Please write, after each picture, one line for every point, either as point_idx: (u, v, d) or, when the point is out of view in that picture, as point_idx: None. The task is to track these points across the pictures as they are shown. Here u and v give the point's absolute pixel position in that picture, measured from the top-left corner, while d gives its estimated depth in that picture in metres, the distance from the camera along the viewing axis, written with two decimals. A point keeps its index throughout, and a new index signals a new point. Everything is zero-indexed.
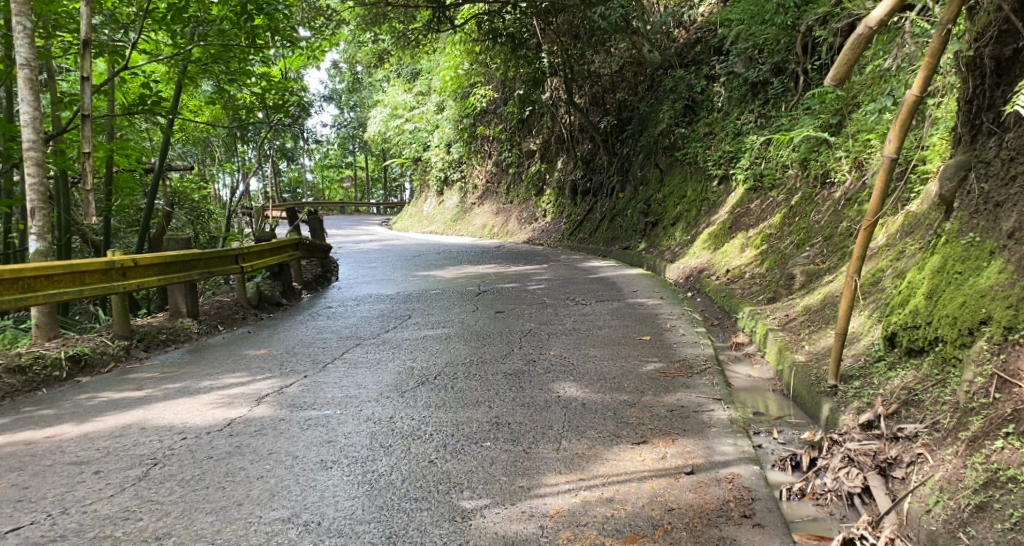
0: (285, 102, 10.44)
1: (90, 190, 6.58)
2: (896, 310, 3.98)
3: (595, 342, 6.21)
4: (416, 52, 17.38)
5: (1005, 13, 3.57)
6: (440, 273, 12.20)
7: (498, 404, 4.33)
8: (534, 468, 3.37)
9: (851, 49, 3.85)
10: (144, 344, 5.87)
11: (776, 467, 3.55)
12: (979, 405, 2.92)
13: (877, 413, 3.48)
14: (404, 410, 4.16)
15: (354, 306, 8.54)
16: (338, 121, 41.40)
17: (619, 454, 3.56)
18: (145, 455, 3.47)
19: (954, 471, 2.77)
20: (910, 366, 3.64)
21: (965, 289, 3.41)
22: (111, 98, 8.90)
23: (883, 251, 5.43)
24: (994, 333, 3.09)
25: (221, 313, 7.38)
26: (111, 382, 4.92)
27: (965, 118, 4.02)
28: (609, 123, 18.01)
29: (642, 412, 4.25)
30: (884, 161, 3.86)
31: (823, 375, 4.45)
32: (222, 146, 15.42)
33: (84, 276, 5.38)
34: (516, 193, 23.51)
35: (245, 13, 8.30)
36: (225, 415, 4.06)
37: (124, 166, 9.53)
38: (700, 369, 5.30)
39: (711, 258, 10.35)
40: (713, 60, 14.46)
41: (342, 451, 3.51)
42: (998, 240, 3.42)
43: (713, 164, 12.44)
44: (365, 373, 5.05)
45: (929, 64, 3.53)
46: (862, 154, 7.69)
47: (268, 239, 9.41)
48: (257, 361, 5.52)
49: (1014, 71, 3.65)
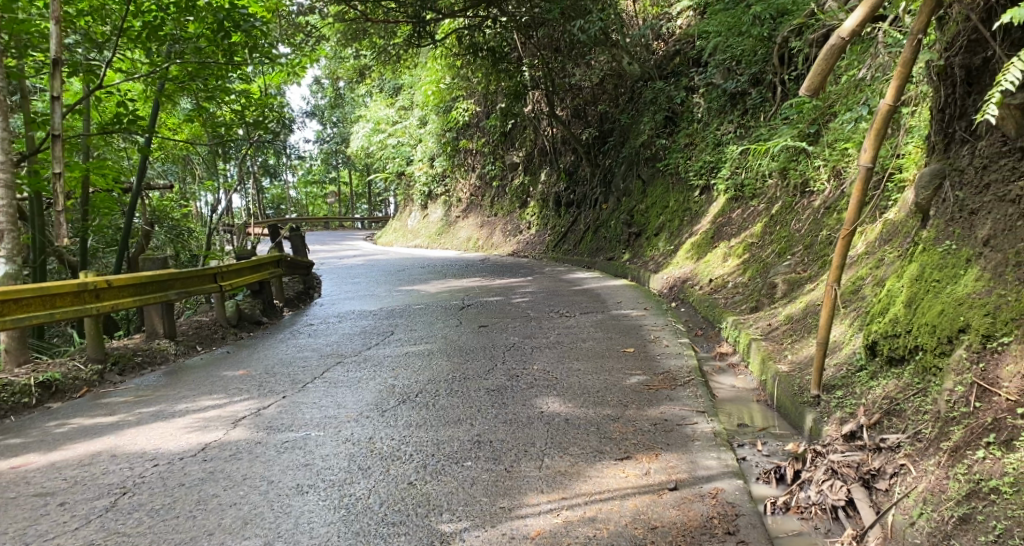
0: (264, 119, 10.35)
1: (62, 211, 6.45)
2: (876, 318, 3.98)
3: (579, 355, 6.17)
4: (397, 67, 17.42)
5: (973, 22, 3.61)
6: (423, 287, 12.13)
7: (480, 421, 4.27)
8: (515, 488, 3.31)
9: (825, 59, 3.86)
10: (118, 368, 5.75)
11: (760, 481, 3.53)
12: (960, 414, 2.91)
13: (860, 424, 3.46)
14: (383, 430, 4.10)
15: (336, 323, 8.44)
16: (321, 137, 41.39)
17: (603, 471, 3.51)
18: (115, 484, 3.37)
19: (936, 482, 2.75)
20: (891, 376, 3.64)
21: (943, 297, 3.41)
22: (87, 118, 8.79)
23: (862, 259, 5.46)
24: (973, 341, 3.09)
25: (200, 333, 7.26)
26: (83, 408, 4.80)
27: (938, 127, 4.03)
28: (591, 135, 18.10)
29: (625, 426, 4.20)
30: (860, 171, 3.87)
31: (806, 385, 4.44)
32: (202, 164, 15.29)
33: (54, 299, 5.25)
34: (500, 206, 23.51)
35: (222, 30, 8.22)
36: (199, 440, 3.97)
37: (101, 186, 9.49)
38: (683, 381, 5.27)
39: (694, 267, 10.38)
40: (692, 71, 14.60)
41: (318, 475, 3.43)
42: (973, 248, 3.42)
43: (695, 174, 12.50)
44: (345, 392, 4.97)
45: (902, 73, 3.55)
46: (839, 163, 7.73)
47: (248, 256, 9.30)
48: (235, 382, 5.42)
49: (983, 80, 3.66)
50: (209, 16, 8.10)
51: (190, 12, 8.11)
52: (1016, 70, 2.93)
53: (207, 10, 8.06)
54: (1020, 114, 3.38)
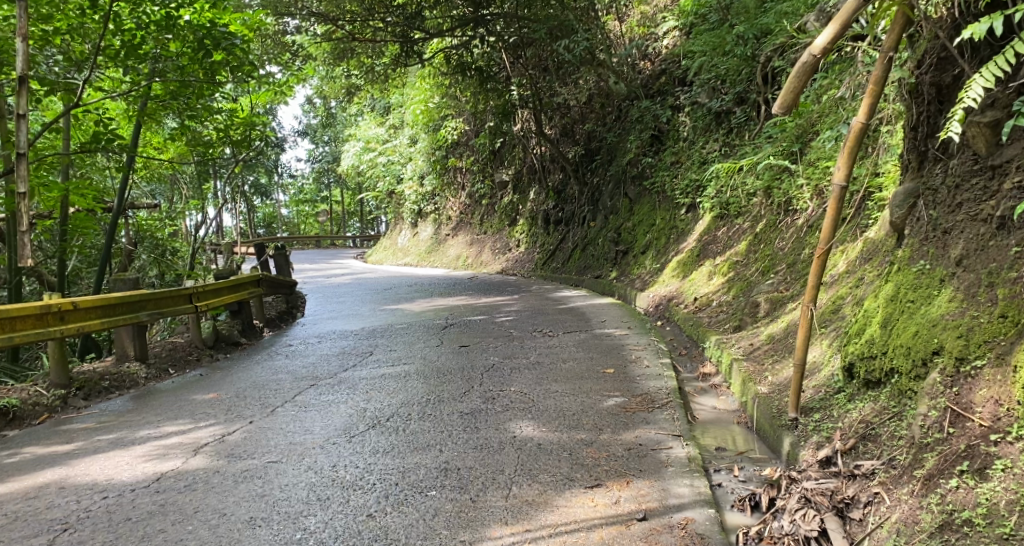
0: (247, 138, 10.25)
1: (26, 232, 6.30)
2: (853, 339, 3.91)
3: (558, 377, 6.05)
4: (385, 86, 17.45)
5: (941, 41, 3.59)
6: (408, 306, 12.01)
7: (450, 447, 4.16)
8: (478, 519, 3.23)
9: (797, 78, 3.83)
10: (83, 393, 5.62)
11: (735, 508, 3.41)
12: (934, 441, 2.81)
13: (835, 449, 3.36)
14: (348, 457, 3.99)
15: (316, 343, 8.31)
16: (313, 156, 41.56)
17: (571, 499, 3.41)
18: (56, 519, 3.34)
19: (909, 513, 2.65)
20: (868, 399, 3.55)
21: (917, 318, 3.33)
22: (65, 137, 8.61)
23: (843, 278, 5.40)
24: (947, 365, 3.00)
25: (174, 355, 7.12)
26: (42, 435, 4.71)
27: (911, 146, 3.98)
28: (578, 154, 18.10)
29: (598, 451, 4.09)
30: (834, 189, 3.82)
31: (784, 407, 4.35)
32: (189, 183, 15.20)
33: (15, 322, 5.12)
34: (490, 224, 23.50)
35: (203, 49, 8.05)
36: (155, 469, 3.93)
37: (81, 206, 9.02)
38: (662, 403, 5.16)
39: (680, 286, 10.32)
40: (677, 90, 14.58)
41: (274, 507, 3.37)
42: (947, 267, 3.34)
43: (681, 193, 12.49)
44: (315, 417, 4.85)
45: (873, 91, 3.52)
46: (822, 182, 7.66)
47: (228, 275, 9.13)
48: (203, 406, 5.28)
49: (954, 98, 3.61)
50: (189, 35, 7.96)
51: (170, 30, 7.89)
52: (978, 87, 2.91)
53: (188, 27, 7.92)
54: (991, 131, 3.33)
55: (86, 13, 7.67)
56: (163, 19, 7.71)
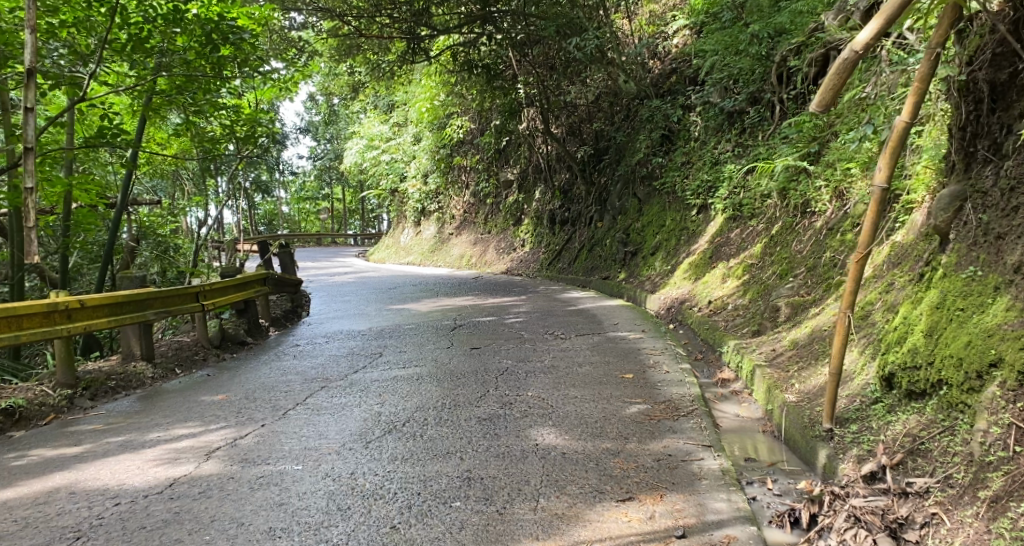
0: (253, 134, 9.95)
1: (32, 228, 6.14)
2: (892, 348, 3.73)
3: (576, 381, 5.89)
4: (390, 83, 17.27)
5: (1000, 35, 3.49)
6: (415, 306, 11.84)
7: (471, 455, 3.99)
8: (508, 534, 3.07)
9: (837, 74, 3.63)
10: (90, 393, 5.47)
11: (773, 524, 3.25)
12: (998, 459, 2.67)
13: (881, 464, 3.19)
14: (366, 465, 3.83)
15: (324, 343, 8.15)
16: (314, 153, 41.28)
17: (603, 514, 3.25)
18: (68, 527, 3.18)
19: (976, 537, 2.50)
20: (911, 411, 3.39)
21: (969, 328, 3.18)
22: (70, 132, 8.44)
23: (870, 283, 5.23)
24: (1007, 379, 2.85)
25: (179, 355, 6.96)
26: (49, 436, 4.56)
27: (958, 146, 3.86)
28: (586, 153, 17.82)
29: (627, 461, 3.93)
30: (874, 192, 3.63)
31: (816, 417, 4.17)
32: (191, 179, 15.02)
33: (20, 320, 4.97)
34: (494, 223, 23.33)
35: (211, 43, 7.91)
36: (167, 475, 3.77)
37: (85, 201, 8.82)
38: (686, 411, 4.99)
39: (692, 288, 10.15)
40: (688, 90, 14.39)
41: (293, 516, 3.22)
42: (1003, 274, 3.20)
43: (692, 193, 12.32)
44: (329, 421, 4.70)
45: (919, 89, 3.34)
46: (842, 184, 7.48)
47: (234, 273, 8.97)
48: (212, 408, 5.12)
49: (1009, 97, 3.54)
50: (196, 29, 7.80)
51: (178, 24, 7.70)
52: None
53: (195, 21, 7.76)
54: None
55: (92, 6, 7.44)
56: (171, 13, 7.52)
